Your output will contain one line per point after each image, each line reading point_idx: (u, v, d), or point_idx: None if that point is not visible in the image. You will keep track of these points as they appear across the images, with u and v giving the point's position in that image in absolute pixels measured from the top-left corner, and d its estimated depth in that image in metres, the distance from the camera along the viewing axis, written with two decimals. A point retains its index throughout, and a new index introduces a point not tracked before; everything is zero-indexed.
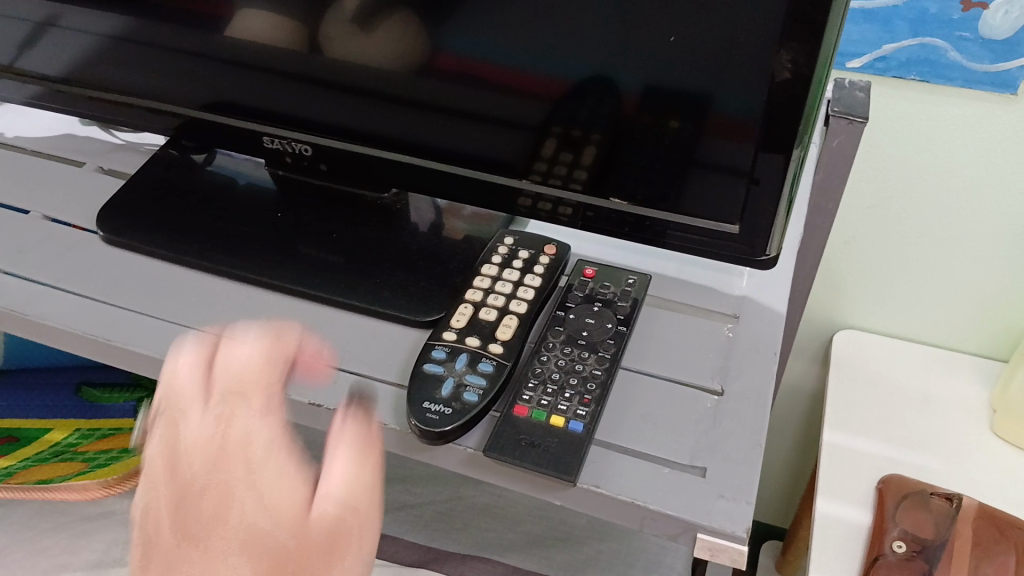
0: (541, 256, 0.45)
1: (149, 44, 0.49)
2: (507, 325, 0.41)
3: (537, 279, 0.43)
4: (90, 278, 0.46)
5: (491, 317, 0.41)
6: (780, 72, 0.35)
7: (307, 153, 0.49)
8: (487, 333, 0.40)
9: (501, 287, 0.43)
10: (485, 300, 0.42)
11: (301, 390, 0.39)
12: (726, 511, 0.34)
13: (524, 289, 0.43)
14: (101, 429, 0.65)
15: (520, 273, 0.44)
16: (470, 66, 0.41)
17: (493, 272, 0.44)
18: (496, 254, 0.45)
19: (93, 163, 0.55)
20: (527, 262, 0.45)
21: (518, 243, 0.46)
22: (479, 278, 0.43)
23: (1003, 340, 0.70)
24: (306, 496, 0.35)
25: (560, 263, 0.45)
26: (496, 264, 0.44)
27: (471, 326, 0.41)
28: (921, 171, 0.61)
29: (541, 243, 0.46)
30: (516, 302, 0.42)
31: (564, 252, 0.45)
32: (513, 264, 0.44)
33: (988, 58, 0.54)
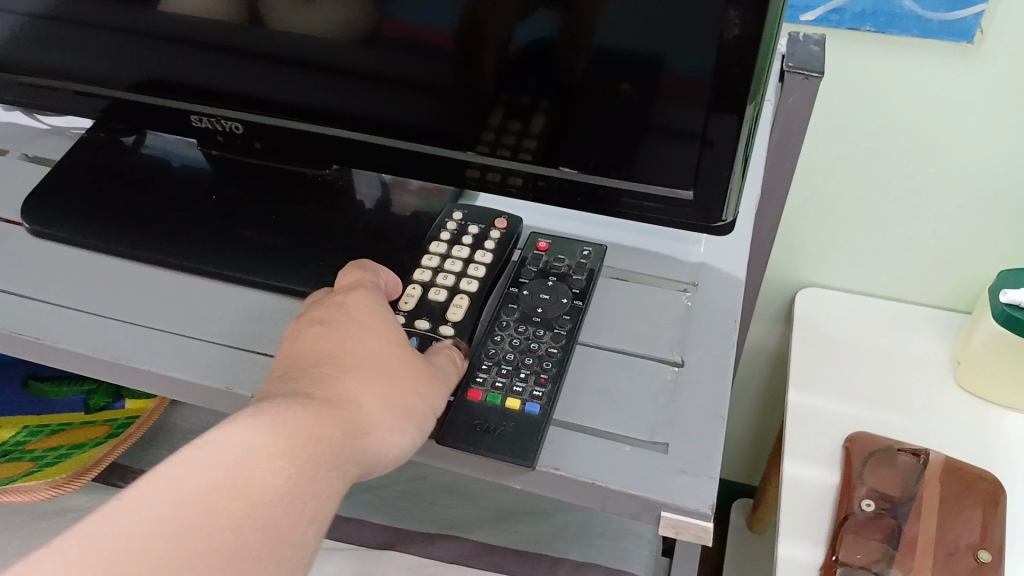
0: (491, 231, 0.43)
1: (67, 20, 0.46)
2: (457, 307, 0.39)
3: (488, 256, 0.42)
4: (16, 273, 0.43)
5: (442, 299, 0.39)
6: (731, 29, 0.33)
7: (239, 131, 0.47)
8: (437, 316, 0.39)
9: (451, 266, 0.41)
10: (434, 281, 0.40)
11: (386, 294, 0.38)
12: (689, 487, 0.33)
13: (475, 267, 0.41)
14: (49, 425, 0.62)
15: (470, 250, 0.42)
16: (411, 32, 0.39)
17: (442, 250, 0.42)
18: (444, 231, 0.43)
19: (17, 150, 0.52)
20: (477, 237, 0.43)
21: (467, 218, 0.44)
22: (427, 257, 0.42)
23: (963, 292, 0.70)
24: (409, 368, 0.34)
25: (513, 237, 0.43)
26: (445, 241, 0.43)
27: (420, 309, 0.39)
28: (879, 125, 0.60)
29: (492, 217, 0.44)
30: (467, 281, 0.40)
31: (516, 225, 0.44)
32: (462, 240, 0.43)
33: (943, 7, 0.53)
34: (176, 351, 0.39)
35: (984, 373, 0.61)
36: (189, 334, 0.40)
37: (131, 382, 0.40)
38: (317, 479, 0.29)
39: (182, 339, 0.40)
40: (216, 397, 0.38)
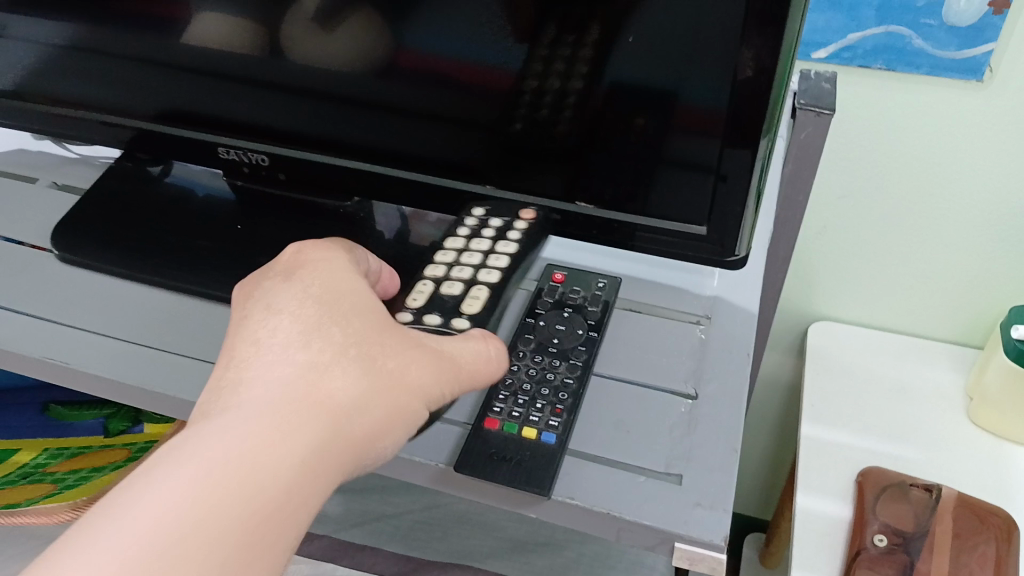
0: (517, 223, 0.43)
1: (98, 52, 0.47)
2: (473, 301, 0.39)
3: (508, 248, 0.42)
4: (43, 298, 0.44)
5: (458, 291, 0.40)
6: (744, 69, 0.34)
7: (264, 162, 0.48)
8: (450, 306, 0.39)
9: (471, 263, 0.42)
10: (449, 275, 0.41)
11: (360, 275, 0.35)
12: (704, 519, 0.33)
13: (495, 259, 0.42)
14: (70, 448, 0.65)
15: (490, 242, 0.43)
16: (431, 63, 0.40)
17: (460, 244, 0.43)
18: (466, 226, 0.44)
19: (46, 178, 0.54)
20: (501, 231, 0.43)
21: (489, 213, 0.44)
22: (444, 252, 0.43)
23: (976, 326, 0.70)
24: (380, 363, 0.30)
25: (544, 224, 0.43)
26: (464, 236, 0.43)
27: (432, 300, 0.39)
28: (892, 161, 0.61)
29: (515, 211, 0.44)
30: (485, 274, 0.41)
31: (541, 210, 0.43)
32: (483, 233, 0.43)
33: (954, 45, 0.54)
34: (200, 377, 0.40)
35: (998, 408, 0.61)
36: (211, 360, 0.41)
37: (154, 407, 0.40)
38: (272, 509, 0.26)
39: (204, 365, 0.41)
40: None
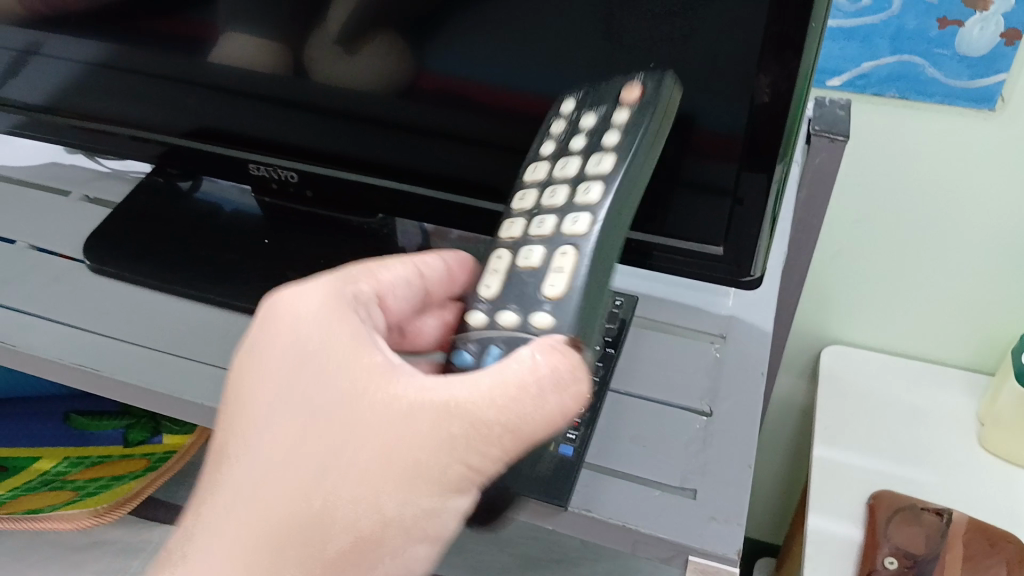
0: (619, 108, 0.36)
1: (132, 71, 0.49)
2: (553, 284, 0.33)
3: (604, 155, 0.35)
4: (76, 307, 0.46)
5: (552, 227, 0.35)
6: (761, 95, 0.35)
7: (293, 179, 0.49)
8: (542, 298, 0.33)
9: (563, 195, 0.36)
10: (529, 232, 0.36)
11: (363, 291, 0.34)
12: (718, 533, 0.34)
13: (586, 188, 0.35)
14: (92, 457, 0.65)
15: (573, 177, 0.36)
16: (450, 85, 0.41)
17: (545, 180, 0.37)
18: (556, 130, 0.38)
19: (78, 191, 0.55)
20: (599, 124, 0.36)
21: (582, 108, 0.37)
22: (527, 195, 0.37)
23: (988, 352, 0.70)
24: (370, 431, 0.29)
25: (656, 102, 0.35)
26: (549, 164, 0.37)
27: (504, 289, 0.34)
28: (905, 186, 0.62)
29: (616, 95, 0.36)
30: (572, 221, 0.34)
31: (649, 86, 0.35)
32: (566, 162, 0.37)
33: (966, 75, 0.55)
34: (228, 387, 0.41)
35: (1010, 434, 0.61)
36: None
37: (182, 414, 0.41)
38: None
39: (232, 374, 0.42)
40: None
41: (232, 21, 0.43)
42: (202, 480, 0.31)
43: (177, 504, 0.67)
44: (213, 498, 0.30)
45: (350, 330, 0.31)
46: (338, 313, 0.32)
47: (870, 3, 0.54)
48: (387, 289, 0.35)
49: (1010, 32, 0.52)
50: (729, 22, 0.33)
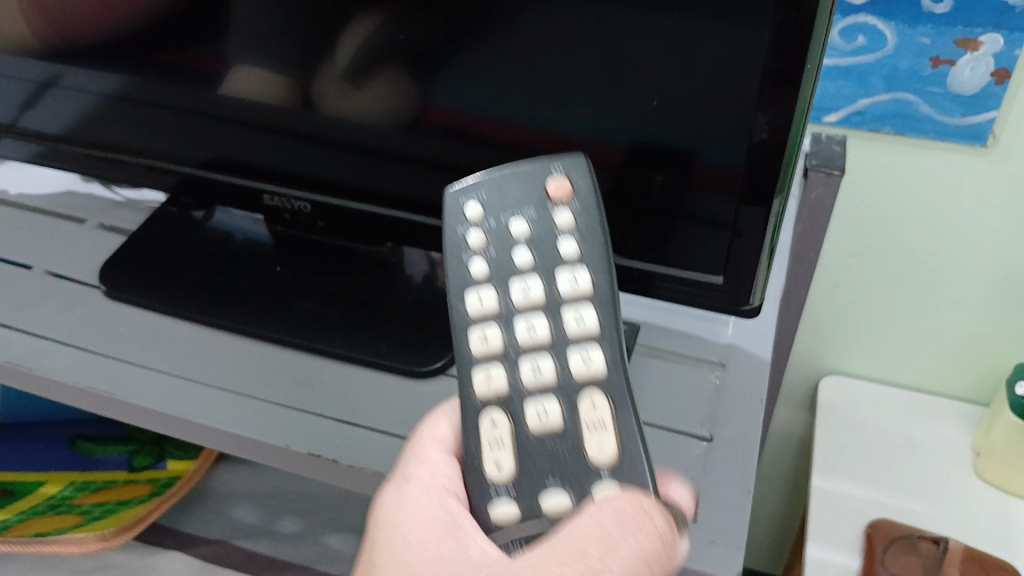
0: (553, 210, 0.35)
1: (148, 103, 0.50)
2: (542, 412, 0.32)
3: (526, 256, 0.35)
4: (91, 332, 0.47)
5: (550, 370, 0.33)
6: (759, 132, 0.36)
7: (305, 210, 0.51)
8: (531, 435, 0.32)
9: (495, 299, 0.34)
10: (527, 377, 0.33)
11: (450, 467, 0.32)
12: (718, 556, 0.35)
13: (523, 289, 0.34)
14: (97, 482, 0.66)
15: (563, 306, 0.34)
16: (457, 118, 0.42)
17: (528, 313, 0.34)
18: (475, 242, 0.35)
19: (93, 220, 0.56)
20: (538, 228, 0.35)
21: (497, 214, 0.36)
22: (519, 332, 0.34)
23: (983, 384, 0.71)
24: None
25: (589, 195, 0.35)
26: (528, 293, 0.34)
27: (521, 456, 0.31)
28: (900, 220, 0.63)
29: (542, 192, 0.36)
30: (527, 330, 0.34)
31: (579, 181, 0.35)
32: (550, 288, 0.34)
33: (959, 112, 0.56)
34: (240, 411, 0.42)
35: (1005, 464, 0.62)
36: (250, 395, 0.43)
37: (194, 438, 0.42)
38: None
39: (244, 399, 0.43)
40: (273, 454, 0.41)
41: (244, 56, 0.45)
42: None
43: (181, 530, 0.68)
44: None
45: (433, 511, 0.30)
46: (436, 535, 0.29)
47: (865, 43, 0.56)
48: (444, 445, 0.33)
49: (1000, 72, 0.54)
50: (729, 62, 0.35)
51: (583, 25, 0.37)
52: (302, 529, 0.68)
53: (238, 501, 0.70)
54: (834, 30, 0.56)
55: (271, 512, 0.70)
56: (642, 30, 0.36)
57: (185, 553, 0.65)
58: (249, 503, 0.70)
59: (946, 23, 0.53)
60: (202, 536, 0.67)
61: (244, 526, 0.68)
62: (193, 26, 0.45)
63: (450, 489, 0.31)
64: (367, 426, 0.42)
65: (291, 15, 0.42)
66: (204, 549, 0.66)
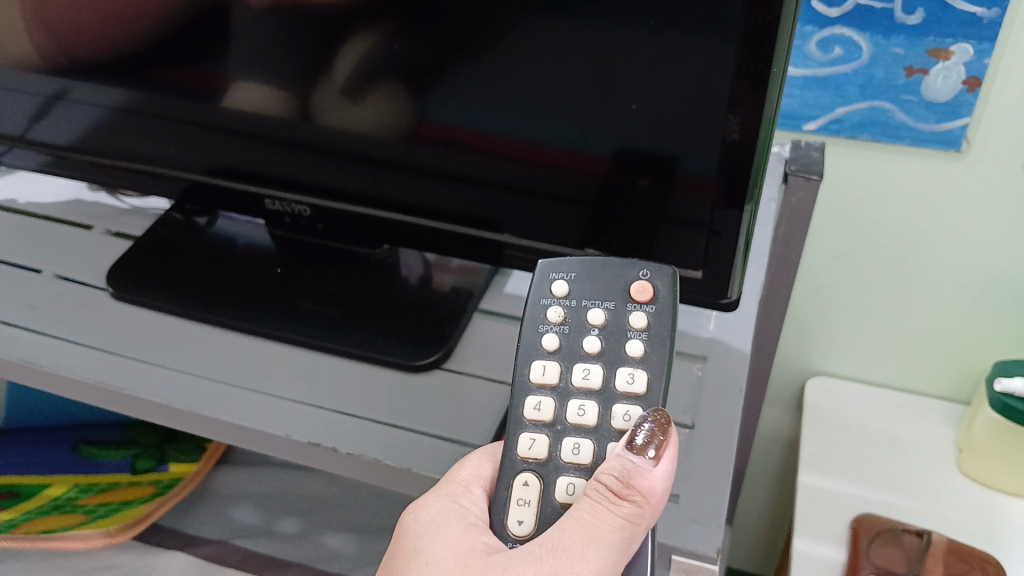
0: (630, 308, 0.38)
1: (154, 115, 0.53)
2: (571, 487, 0.34)
3: (596, 343, 0.38)
4: (100, 331, 0.49)
5: (588, 455, 0.35)
6: (731, 134, 0.38)
7: (306, 213, 0.53)
8: (556, 504, 0.34)
9: (556, 372, 0.37)
10: (569, 456, 0.35)
11: (479, 504, 0.36)
12: (699, 533, 0.37)
13: (584, 372, 0.37)
14: (100, 484, 0.68)
15: (612, 397, 0.36)
16: (450, 131, 0.45)
17: (582, 392, 0.37)
18: (554, 316, 0.39)
19: (101, 227, 0.59)
20: (612, 319, 0.38)
21: (578, 295, 0.39)
22: (570, 408, 0.36)
23: (963, 384, 0.73)
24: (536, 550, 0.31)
25: (667, 302, 0.38)
26: (587, 373, 0.37)
27: (542, 519, 0.34)
28: (878, 225, 0.66)
29: (625, 290, 0.38)
30: (577, 412, 0.36)
31: (661, 287, 0.38)
32: (608, 376, 0.37)
33: (933, 119, 0.59)
34: (242, 403, 0.44)
35: (987, 460, 0.63)
36: (253, 389, 0.45)
37: (198, 430, 0.44)
38: None
39: (247, 393, 0.45)
40: (275, 444, 0.43)
41: (245, 72, 0.47)
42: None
43: (182, 530, 0.69)
44: None
45: (461, 533, 0.34)
46: (466, 550, 0.33)
47: (841, 54, 0.58)
48: (479, 481, 0.37)
49: (971, 80, 0.56)
50: (703, 70, 0.37)
51: (568, 38, 0.39)
52: (301, 529, 0.70)
53: (238, 502, 0.72)
54: (810, 42, 0.58)
55: (271, 513, 0.71)
56: (621, 42, 0.38)
57: (187, 552, 0.67)
58: (249, 504, 0.72)
59: (918, 33, 0.55)
60: (203, 536, 0.69)
61: (244, 526, 0.70)
62: (197, 43, 0.47)
63: (475, 516, 0.35)
64: (368, 418, 0.43)
65: (290, 32, 0.44)
66: (205, 549, 0.67)
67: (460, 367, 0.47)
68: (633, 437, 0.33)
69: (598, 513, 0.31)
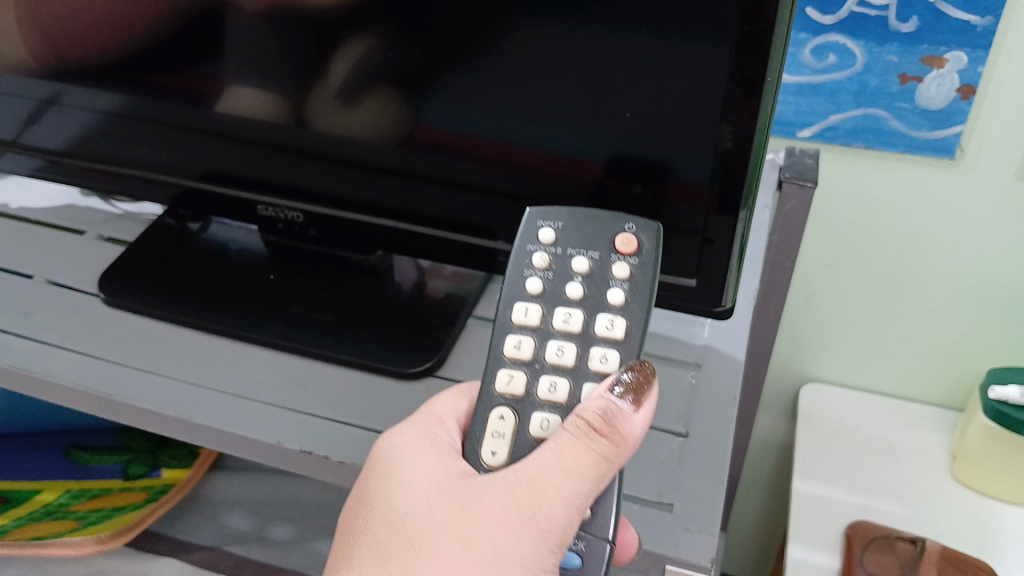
0: (614, 259, 0.38)
1: (147, 119, 0.52)
2: (546, 422, 0.35)
3: (578, 289, 0.38)
4: (91, 337, 0.49)
5: (563, 394, 0.35)
6: (724, 141, 0.38)
7: (299, 219, 0.53)
8: (530, 438, 0.35)
9: (538, 314, 0.38)
10: (544, 393, 0.36)
11: (453, 435, 0.37)
12: (691, 542, 0.37)
13: (565, 316, 0.37)
14: (91, 490, 0.67)
15: (588, 341, 0.37)
16: (444, 137, 0.45)
17: (561, 333, 0.37)
18: (537, 260, 0.39)
19: (93, 232, 0.59)
20: (597, 268, 0.38)
21: (565, 244, 0.39)
22: (549, 347, 0.37)
23: (957, 390, 0.73)
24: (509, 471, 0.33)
25: (650, 256, 0.38)
26: (568, 315, 0.37)
27: (515, 451, 0.35)
28: (872, 232, 0.66)
29: (610, 241, 0.39)
30: (556, 352, 0.37)
31: (645, 241, 0.38)
32: (587, 320, 0.37)
33: (926, 126, 0.59)
34: (232, 410, 0.44)
35: (979, 466, 0.64)
36: (243, 395, 0.45)
37: (189, 437, 0.44)
38: None
39: (237, 399, 0.45)
40: (266, 452, 0.42)
41: (239, 77, 0.47)
42: (345, 548, 0.34)
43: (174, 536, 0.69)
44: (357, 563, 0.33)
45: (435, 456, 0.35)
46: (439, 471, 0.34)
47: (835, 61, 0.58)
48: (453, 415, 0.38)
49: (965, 88, 0.56)
50: (697, 78, 0.37)
51: (562, 45, 0.39)
52: (293, 536, 0.70)
53: (231, 509, 0.72)
54: (804, 49, 0.58)
55: (264, 519, 0.71)
56: (614, 49, 0.38)
57: (179, 559, 0.66)
58: (242, 511, 0.72)
59: (911, 41, 0.55)
60: (195, 542, 0.68)
61: (236, 532, 0.70)
62: (193, 49, 0.46)
63: (447, 442, 0.36)
64: (359, 425, 0.43)
65: (283, 36, 0.44)
66: (197, 555, 0.67)
67: (453, 374, 0.47)
68: (614, 383, 0.34)
69: (577, 447, 0.32)
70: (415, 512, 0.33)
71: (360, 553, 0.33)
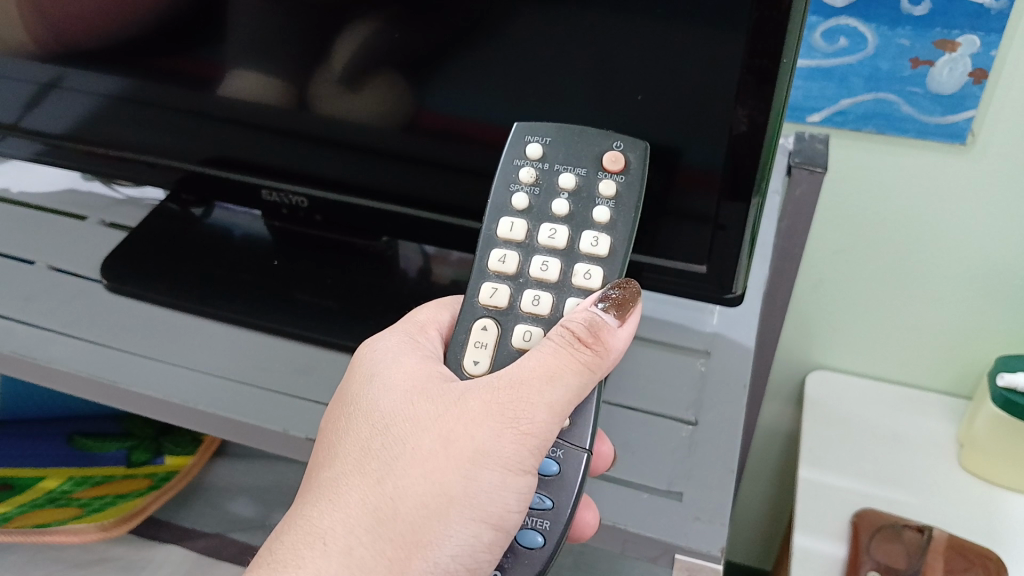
0: (602, 176, 0.38)
1: (147, 102, 0.52)
2: (528, 334, 0.36)
3: (564, 206, 0.38)
4: (94, 324, 0.48)
5: (546, 307, 0.37)
6: (739, 125, 0.37)
7: (303, 204, 0.53)
8: (513, 349, 0.36)
9: (524, 229, 0.38)
10: (528, 306, 0.37)
11: (435, 344, 0.38)
12: (701, 532, 0.36)
13: (550, 232, 0.38)
14: (95, 477, 0.67)
15: (573, 258, 0.38)
16: (448, 121, 0.44)
17: (546, 250, 0.38)
18: (524, 174, 0.39)
19: (95, 217, 0.58)
20: (583, 185, 0.39)
21: (553, 159, 0.39)
22: (534, 261, 0.38)
23: (966, 378, 0.73)
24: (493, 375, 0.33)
25: (638, 175, 0.38)
26: (553, 232, 0.38)
27: (498, 360, 0.36)
28: (881, 218, 0.65)
29: (598, 158, 0.39)
30: (540, 267, 0.38)
31: (632, 159, 0.38)
32: (573, 237, 0.38)
33: (938, 111, 0.58)
34: (237, 396, 0.43)
35: (987, 455, 0.63)
36: (248, 381, 0.44)
37: (193, 424, 0.44)
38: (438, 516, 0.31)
39: (241, 386, 0.44)
40: (271, 439, 0.42)
41: (241, 60, 0.46)
42: (325, 446, 0.35)
43: (178, 523, 0.69)
44: (339, 458, 0.34)
45: (418, 361, 0.36)
46: (422, 375, 0.35)
47: (846, 45, 0.57)
48: (436, 325, 0.39)
49: (977, 73, 0.55)
50: (709, 61, 0.36)
51: (572, 27, 0.38)
52: None
53: (236, 495, 0.72)
54: (816, 32, 0.58)
55: (269, 506, 0.71)
56: (624, 32, 0.37)
57: (182, 546, 0.67)
58: (247, 498, 0.71)
59: (924, 25, 0.54)
60: (199, 529, 0.69)
61: (241, 519, 0.70)
62: (195, 32, 0.46)
63: (430, 351, 0.37)
64: None
65: (286, 18, 0.43)
66: (201, 542, 0.68)
67: None
68: (599, 298, 0.35)
69: (562, 355, 0.32)
70: (396, 411, 0.33)
71: (341, 449, 0.34)
